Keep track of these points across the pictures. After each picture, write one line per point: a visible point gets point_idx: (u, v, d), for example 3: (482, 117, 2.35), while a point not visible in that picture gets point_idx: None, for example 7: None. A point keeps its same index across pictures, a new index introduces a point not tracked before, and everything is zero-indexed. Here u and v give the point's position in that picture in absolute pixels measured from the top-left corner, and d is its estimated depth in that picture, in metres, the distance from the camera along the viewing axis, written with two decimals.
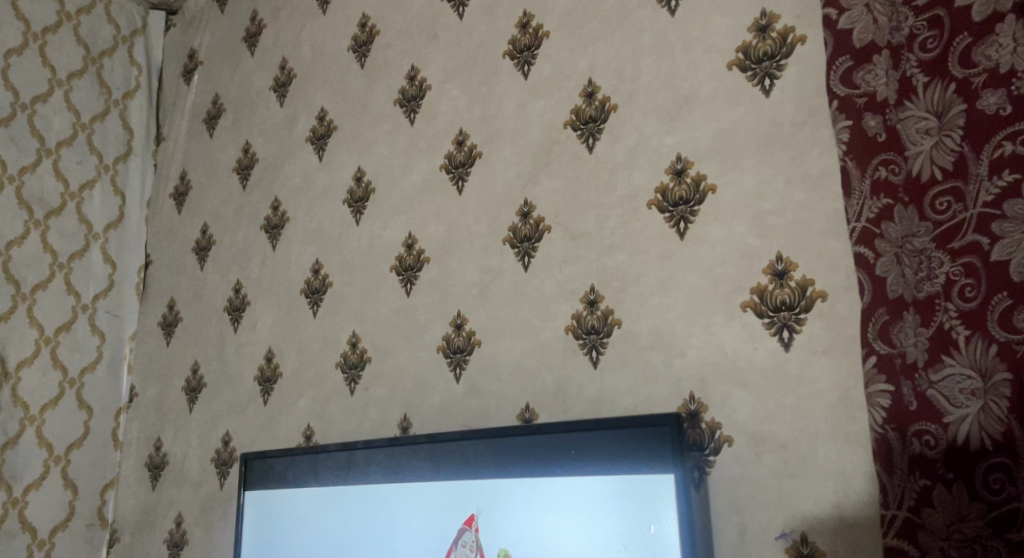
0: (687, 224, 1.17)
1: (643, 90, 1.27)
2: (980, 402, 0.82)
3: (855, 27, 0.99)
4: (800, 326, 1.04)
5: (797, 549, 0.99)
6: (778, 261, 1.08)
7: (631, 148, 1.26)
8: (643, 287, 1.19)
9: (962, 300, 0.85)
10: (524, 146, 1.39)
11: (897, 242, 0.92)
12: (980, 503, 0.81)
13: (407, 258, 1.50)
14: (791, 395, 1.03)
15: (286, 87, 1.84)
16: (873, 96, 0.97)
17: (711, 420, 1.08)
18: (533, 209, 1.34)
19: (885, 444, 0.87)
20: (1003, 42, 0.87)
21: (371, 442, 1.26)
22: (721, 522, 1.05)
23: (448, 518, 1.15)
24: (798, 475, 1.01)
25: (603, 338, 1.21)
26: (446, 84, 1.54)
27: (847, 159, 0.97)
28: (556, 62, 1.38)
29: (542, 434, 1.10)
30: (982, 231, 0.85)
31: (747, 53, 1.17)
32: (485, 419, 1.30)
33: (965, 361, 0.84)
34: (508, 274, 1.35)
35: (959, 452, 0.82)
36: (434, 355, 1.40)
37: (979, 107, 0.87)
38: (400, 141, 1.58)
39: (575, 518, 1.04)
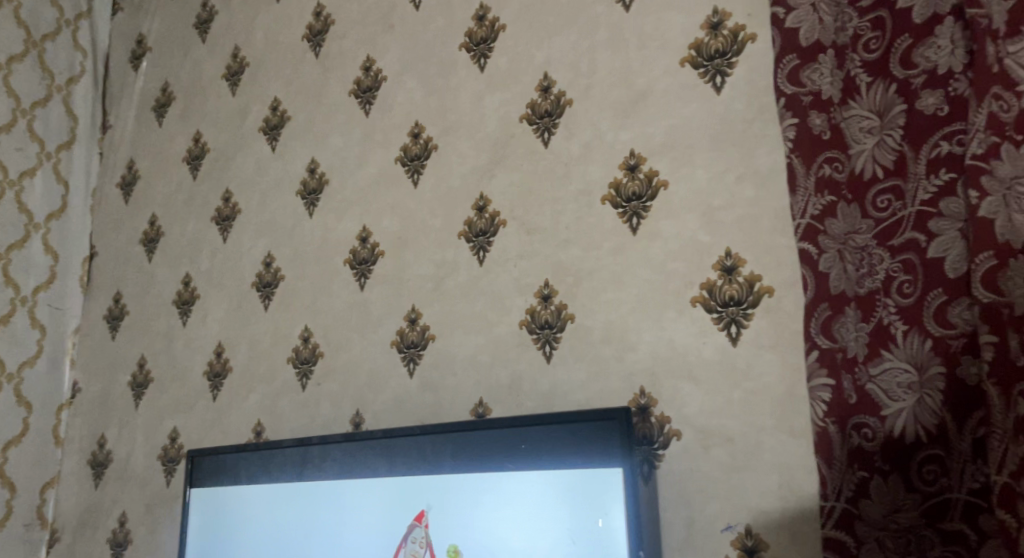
0: (640, 220, 1.18)
1: (598, 85, 1.27)
2: (916, 395, 0.84)
3: (802, 26, 1.00)
4: (748, 321, 1.06)
5: (742, 541, 1.00)
6: (727, 257, 1.09)
7: (585, 143, 1.26)
8: (596, 282, 1.20)
9: (900, 296, 0.87)
10: (479, 139, 1.38)
11: (840, 239, 0.93)
12: (915, 494, 0.83)
13: (361, 252, 1.48)
14: (738, 390, 1.05)
15: (238, 75, 1.81)
16: (818, 95, 0.98)
17: (660, 414, 1.09)
18: (489, 203, 1.34)
19: (825, 437, 0.88)
20: (942, 44, 0.89)
21: (325, 438, 1.25)
22: (669, 516, 1.06)
23: (398, 514, 1.15)
24: (744, 469, 1.02)
25: (557, 333, 1.21)
26: (402, 76, 1.53)
27: (794, 156, 0.98)
28: (512, 55, 1.38)
29: (495, 429, 1.09)
30: (920, 229, 0.87)
31: (699, 50, 1.18)
32: (438, 414, 1.30)
33: (902, 356, 0.85)
34: (462, 268, 1.34)
35: (896, 445, 0.84)
36: (387, 350, 1.39)
37: (918, 107, 0.89)
38: (354, 132, 1.57)
39: (525, 513, 1.05)
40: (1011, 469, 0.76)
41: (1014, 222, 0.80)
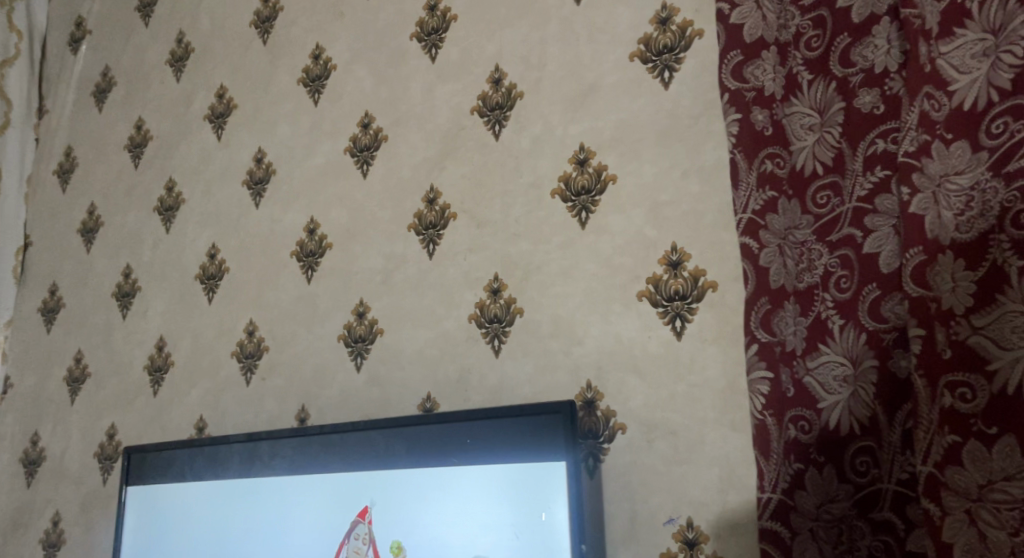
0: (588, 214, 1.18)
1: (548, 78, 1.27)
2: (851, 388, 0.84)
3: (746, 22, 1.01)
4: (692, 315, 1.06)
5: (684, 534, 1.01)
6: (673, 252, 1.10)
7: (535, 136, 1.26)
8: (545, 276, 1.20)
9: (838, 290, 0.87)
10: (430, 130, 1.37)
11: (781, 234, 0.94)
12: (848, 485, 0.83)
13: (309, 244, 1.46)
14: (681, 383, 1.05)
15: (183, 61, 1.77)
16: (761, 91, 0.98)
17: (606, 408, 1.10)
18: (439, 196, 1.33)
19: (764, 431, 0.89)
20: (879, 43, 0.90)
21: (273, 435, 1.23)
22: (613, 510, 1.06)
23: (342, 510, 1.13)
24: (685, 462, 1.03)
25: (505, 327, 1.21)
26: (352, 65, 1.51)
27: (737, 152, 0.99)
28: (464, 46, 1.37)
29: (443, 423, 1.09)
30: (856, 225, 0.88)
31: (648, 45, 1.19)
32: (385, 409, 1.29)
33: (838, 350, 0.86)
34: (412, 261, 1.33)
35: (831, 437, 0.84)
36: (334, 344, 1.37)
37: (856, 105, 0.91)
38: (302, 122, 1.54)
39: (469, 508, 1.04)
40: (936, 459, 0.76)
41: (944, 218, 0.79)
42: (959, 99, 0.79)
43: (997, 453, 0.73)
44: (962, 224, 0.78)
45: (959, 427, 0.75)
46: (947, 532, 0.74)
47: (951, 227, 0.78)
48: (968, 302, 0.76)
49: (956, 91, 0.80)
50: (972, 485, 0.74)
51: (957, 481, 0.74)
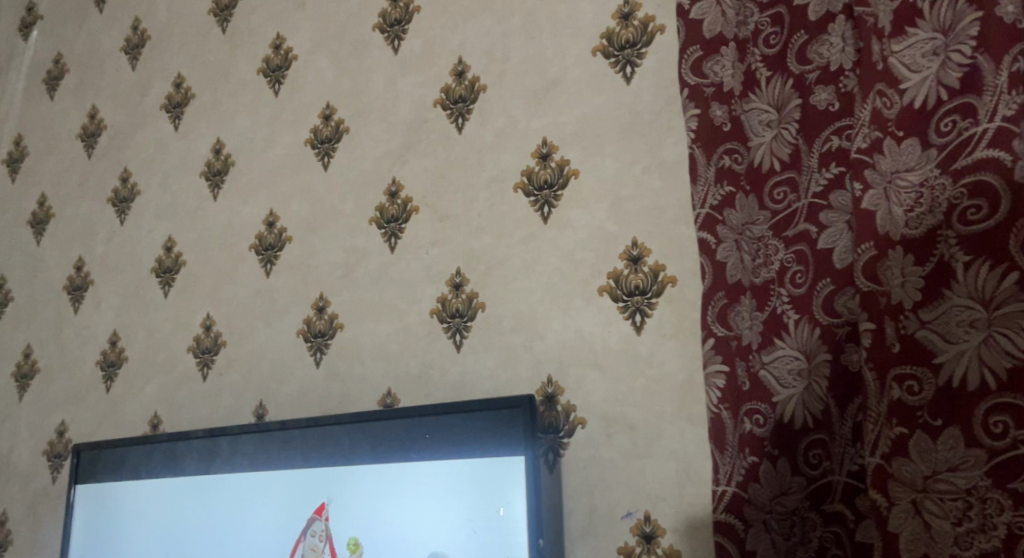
0: (551, 209, 1.18)
1: (511, 71, 1.26)
2: (805, 383, 0.85)
3: (706, 17, 0.99)
4: (652, 310, 1.07)
5: (641, 528, 1.01)
6: (634, 247, 1.10)
7: (498, 130, 1.25)
8: (506, 271, 1.19)
9: (793, 285, 0.88)
10: (392, 123, 1.36)
11: (737, 229, 0.93)
12: (801, 477, 0.83)
13: (268, 237, 1.44)
14: (641, 377, 1.06)
15: (138, 49, 1.74)
16: (720, 87, 0.97)
17: (567, 403, 1.10)
18: (401, 189, 1.32)
19: (719, 424, 0.87)
20: (834, 41, 0.91)
21: (233, 432, 1.21)
22: (571, 504, 1.06)
23: (299, 507, 1.12)
24: (644, 456, 1.03)
25: (467, 321, 1.20)
26: (314, 56, 1.49)
27: (695, 146, 0.96)
28: (427, 38, 1.36)
29: (404, 418, 1.08)
30: (812, 220, 0.88)
31: (610, 39, 1.19)
32: (344, 405, 1.27)
33: (793, 344, 0.86)
34: (373, 255, 1.32)
35: (785, 431, 0.84)
36: (293, 339, 1.36)
37: (813, 102, 0.91)
38: (262, 113, 1.52)
39: (428, 504, 1.03)
40: (884, 451, 0.75)
41: (894, 214, 0.78)
42: (910, 98, 0.78)
43: (942, 444, 0.72)
44: (913, 220, 0.77)
45: (906, 419, 0.74)
46: (892, 522, 0.73)
47: (901, 223, 0.77)
48: (917, 296, 0.75)
49: (908, 90, 0.79)
50: (917, 476, 0.73)
51: (904, 472, 0.74)
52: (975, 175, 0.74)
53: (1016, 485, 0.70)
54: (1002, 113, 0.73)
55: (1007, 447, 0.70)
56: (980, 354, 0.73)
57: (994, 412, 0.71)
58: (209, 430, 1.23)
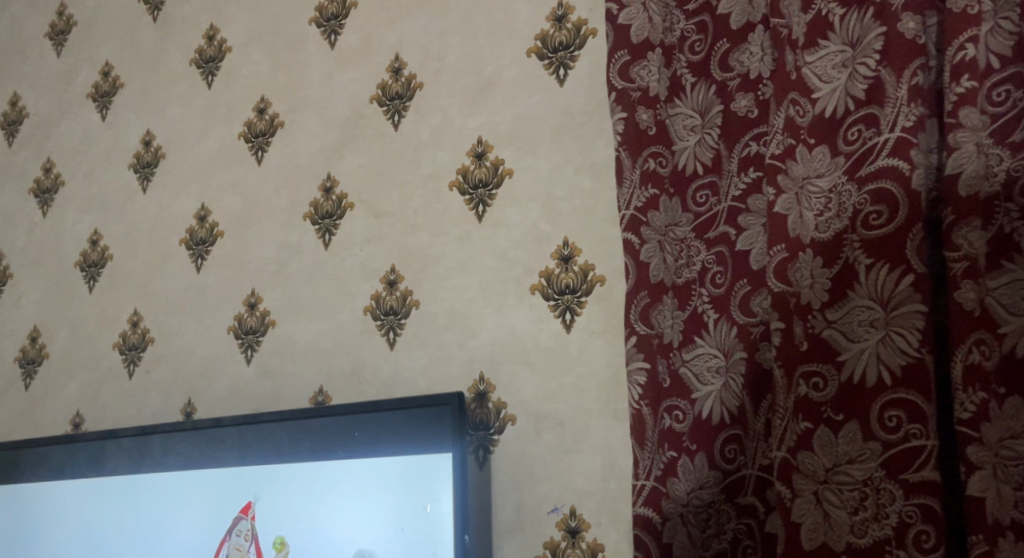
0: (485, 207, 1.19)
1: (448, 69, 1.27)
2: (722, 379, 0.86)
3: (633, 23, 0.98)
4: (581, 309, 1.08)
5: (567, 523, 1.03)
6: (565, 246, 1.11)
7: (435, 127, 1.26)
8: (441, 268, 1.20)
9: (713, 286, 0.90)
10: (328, 118, 1.35)
11: (661, 231, 0.92)
12: (717, 471, 0.84)
13: (199, 231, 1.42)
14: (570, 375, 1.07)
15: (63, 35, 1.71)
16: (646, 91, 0.96)
17: (497, 400, 1.10)
18: (336, 185, 1.32)
19: (639, 421, 0.87)
20: (753, 50, 0.94)
21: (163, 430, 1.19)
22: (500, 500, 1.07)
23: (225, 505, 1.12)
24: (571, 451, 1.05)
25: (400, 319, 1.20)
26: (248, 48, 1.48)
27: (620, 149, 0.95)
28: (364, 34, 1.36)
29: (337, 415, 1.07)
30: (731, 223, 0.91)
31: (545, 41, 1.20)
32: (277, 403, 1.26)
33: (712, 342, 0.88)
34: (306, 251, 1.31)
35: (703, 426, 0.85)
36: (223, 336, 1.34)
37: (733, 108, 0.94)
38: (195, 105, 1.50)
39: (356, 502, 1.03)
40: (789, 445, 0.77)
41: (805, 218, 0.80)
42: (821, 107, 0.81)
43: (842, 438, 0.74)
44: (822, 224, 0.78)
45: (811, 414, 0.76)
46: (795, 512, 0.75)
47: (812, 226, 0.79)
48: (824, 297, 0.77)
49: (819, 100, 0.81)
50: (819, 468, 0.75)
51: (807, 464, 0.75)
52: (876, 183, 0.76)
53: (907, 477, 0.71)
54: (901, 124, 0.76)
55: (900, 440, 0.72)
56: (878, 352, 0.74)
57: (889, 407, 0.72)
58: (140, 429, 1.21)
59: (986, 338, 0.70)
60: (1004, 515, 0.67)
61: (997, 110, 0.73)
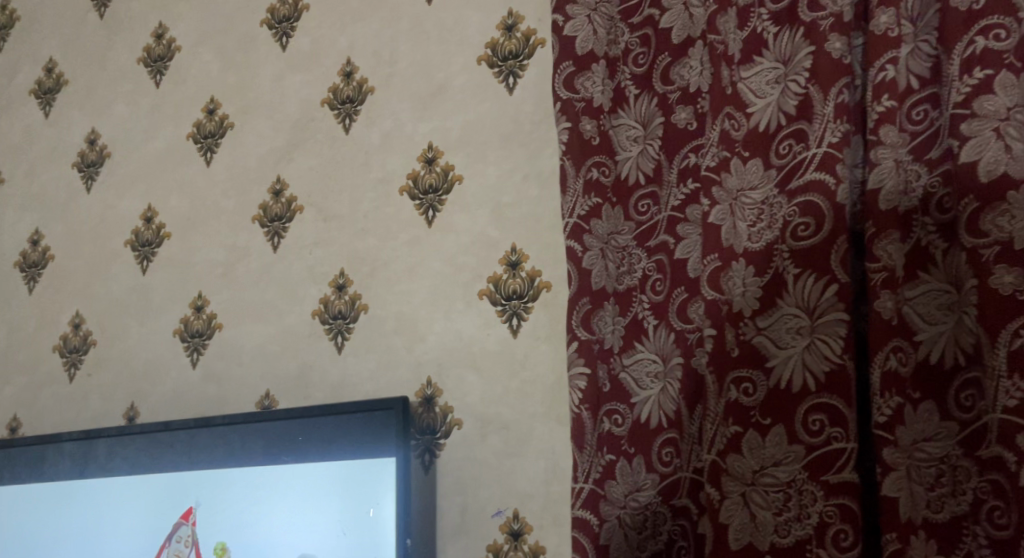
0: (435, 212, 1.19)
1: (399, 75, 1.28)
2: (661, 384, 0.89)
3: (579, 34, 0.99)
4: (528, 314, 1.09)
5: (510, 525, 1.04)
6: (513, 252, 1.13)
7: (385, 132, 1.26)
8: (390, 273, 1.20)
9: (653, 293, 0.93)
10: (278, 120, 1.35)
11: (603, 239, 0.94)
12: (654, 474, 0.86)
13: (145, 233, 1.41)
14: (515, 379, 1.08)
15: (8, 29, 1.69)
16: (590, 102, 0.97)
17: (444, 404, 1.11)
18: (285, 188, 1.31)
19: (579, 425, 0.88)
20: (693, 64, 0.97)
21: (108, 435, 1.18)
22: (444, 503, 1.08)
23: (165, 511, 1.11)
24: (515, 455, 1.06)
25: (349, 323, 1.20)
26: (198, 48, 1.47)
27: (564, 158, 0.96)
28: (315, 37, 1.36)
29: (286, 418, 1.07)
30: (670, 232, 0.93)
31: (494, 50, 1.21)
32: (222, 407, 1.25)
33: (651, 347, 0.90)
34: (254, 254, 1.30)
35: (641, 429, 0.88)
36: (168, 338, 1.32)
37: (674, 121, 0.97)
38: (142, 105, 1.49)
39: (300, 507, 1.03)
40: (719, 448, 0.79)
41: (738, 228, 0.82)
42: (756, 121, 0.83)
43: (769, 441, 0.77)
44: (754, 235, 0.81)
45: (741, 418, 0.78)
46: (723, 513, 0.77)
47: (744, 237, 0.81)
48: (755, 305, 0.79)
49: (754, 114, 0.83)
50: (747, 471, 0.77)
51: (736, 467, 0.78)
52: (805, 196, 0.79)
53: (828, 477, 0.74)
54: (828, 140, 0.79)
55: (823, 443, 0.75)
56: (804, 359, 0.77)
57: (813, 411, 0.75)
58: (84, 433, 1.19)
59: (902, 345, 0.73)
60: (917, 515, 0.70)
61: (916, 128, 0.77)
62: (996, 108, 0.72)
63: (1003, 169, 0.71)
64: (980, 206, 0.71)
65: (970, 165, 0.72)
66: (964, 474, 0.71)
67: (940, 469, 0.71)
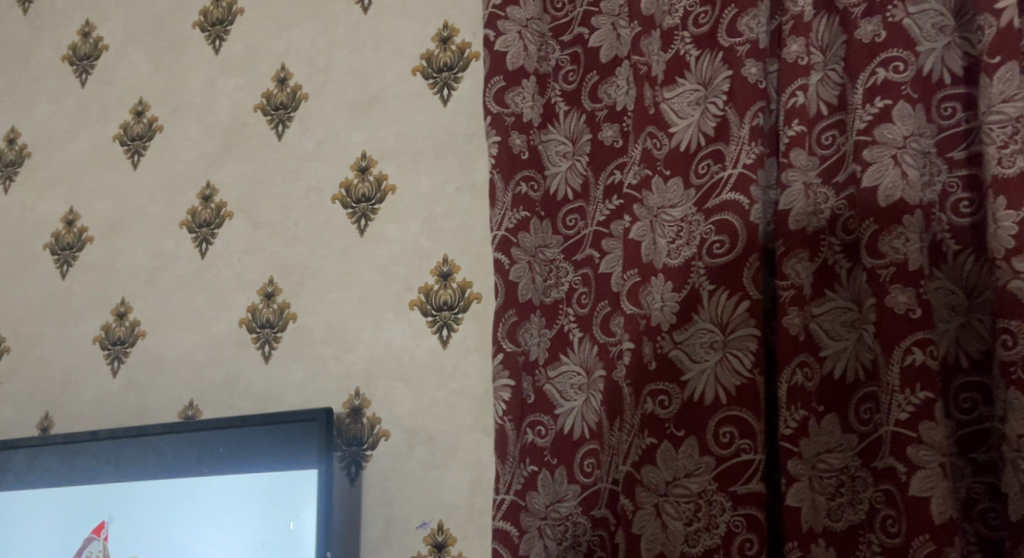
0: (367, 221, 1.19)
1: (333, 82, 1.27)
2: (584, 396, 0.90)
3: (509, 51, 1.00)
4: (458, 325, 1.09)
5: (434, 537, 1.03)
6: (444, 263, 1.13)
7: (318, 139, 1.25)
8: (320, 281, 1.19)
9: (579, 306, 0.94)
10: (209, 124, 1.33)
11: (531, 252, 0.94)
12: (576, 484, 0.87)
13: (65, 236, 1.37)
14: (444, 390, 1.08)
15: None
16: (520, 117, 0.98)
17: (372, 415, 1.10)
18: (215, 193, 1.29)
19: (502, 436, 0.88)
20: (620, 83, 0.99)
21: (24, 444, 1.14)
22: (369, 516, 1.07)
23: (76, 524, 1.07)
24: (441, 466, 1.06)
25: (277, 332, 1.19)
26: (126, 48, 1.43)
27: (493, 171, 0.97)
28: (249, 41, 1.34)
29: (213, 428, 1.05)
30: (596, 246, 0.95)
31: (430, 61, 1.21)
32: (143, 417, 1.22)
33: (576, 360, 0.92)
34: (181, 260, 1.28)
35: (564, 440, 0.89)
36: (88, 346, 1.29)
37: (600, 138, 0.98)
38: (66, 104, 1.45)
39: (219, 520, 1.01)
40: (635, 459, 0.81)
41: (658, 245, 0.84)
42: (677, 141, 0.86)
43: (682, 453, 0.79)
44: (673, 251, 0.83)
45: (656, 430, 0.80)
46: (636, 524, 0.79)
47: (664, 252, 0.83)
48: (672, 319, 0.81)
49: (675, 134, 0.86)
50: (660, 482, 0.79)
51: (650, 477, 0.80)
52: (720, 214, 0.81)
53: (736, 488, 0.76)
54: (743, 161, 0.82)
55: (732, 454, 0.77)
56: (716, 372, 0.79)
57: (724, 423, 0.78)
58: None
59: (808, 360, 0.76)
60: (817, 524, 0.73)
61: (825, 152, 0.81)
62: (895, 136, 0.76)
63: (900, 195, 0.74)
64: (879, 228, 0.74)
65: (871, 189, 0.75)
66: (862, 484, 0.74)
67: (841, 479, 0.74)
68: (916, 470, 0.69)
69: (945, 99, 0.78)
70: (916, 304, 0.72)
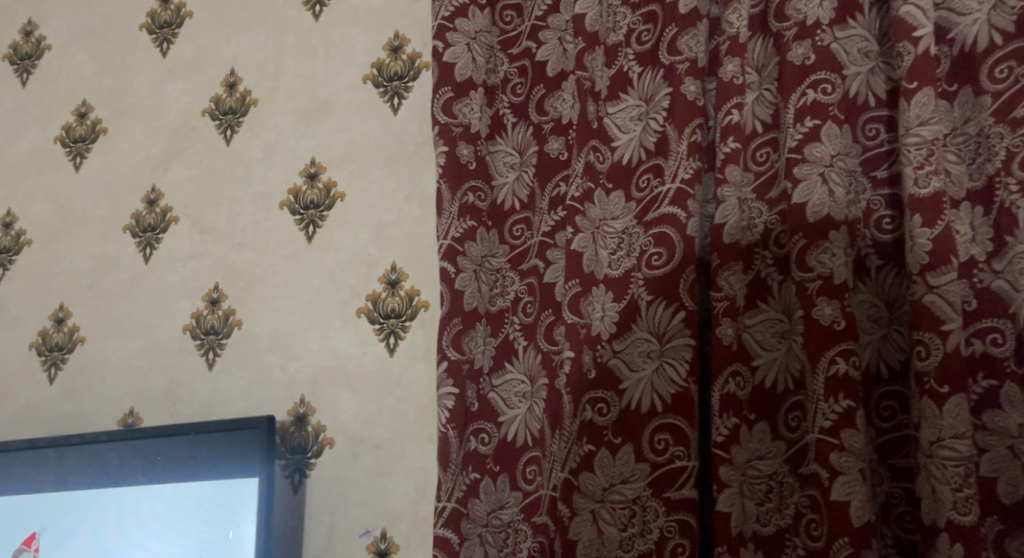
0: (315, 228, 1.18)
1: (283, 88, 1.26)
2: (528, 404, 0.92)
3: (457, 62, 1.01)
4: (405, 333, 1.10)
5: (377, 545, 1.03)
6: (393, 270, 1.13)
7: (267, 145, 1.24)
8: (267, 288, 1.18)
9: (524, 315, 0.95)
10: (156, 128, 1.31)
11: (476, 261, 0.95)
12: (518, 492, 0.89)
13: (3, 239, 1.34)
14: (390, 398, 1.08)
15: None
16: (467, 127, 0.99)
17: (316, 424, 1.10)
18: (160, 198, 1.27)
19: (445, 444, 0.89)
20: (565, 96, 1.00)
21: None
22: (312, 524, 1.07)
23: (8, 534, 1.05)
24: (386, 474, 1.05)
25: (222, 339, 1.17)
26: (70, 47, 1.41)
27: (441, 182, 0.97)
28: (198, 45, 1.33)
29: (154, 436, 1.03)
30: (541, 257, 0.96)
31: (380, 70, 1.21)
32: (82, 424, 1.20)
33: (521, 368, 0.93)
34: (124, 264, 1.26)
35: (507, 447, 0.90)
36: (26, 352, 1.26)
37: (546, 150, 1.00)
38: (7, 105, 1.42)
39: (156, 529, 1.00)
40: (573, 466, 0.82)
41: (600, 256, 0.86)
42: (619, 154, 0.87)
43: (619, 459, 0.80)
44: (613, 262, 0.85)
45: (594, 437, 0.82)
46: (573, 530, 0.80)
47: (605, 264, 0.85)
48: (612, 329, 0.83)
49: (618, 148, 0.88)
50: (597, 488, 0.80)
51: (587, 484, 0.81)
52: (659, 227, 0.83)
53: (670, 494, 0.79)
54: (681, 175, 0.84)
55: (666, 461, 0.79)
56: (653, 382, 0.81)
57: (658, 431, 0.80)
58: None
59: (741, 369, 0.79)
60: (746, 529, 0.75)
61: (759, 169, 0.85)
62: (823, 155, 0.79)
63: (827, 211, 0.77)
64: (807, 243, 0.77)
65: (800, 206, 0.78)
66: (789, 490, 0.77)
67: (769, 485, 0.77)
68: (837, 476, 0.72)
69: (869, 121, 0.81)
70: (840, 317, 0.75)
